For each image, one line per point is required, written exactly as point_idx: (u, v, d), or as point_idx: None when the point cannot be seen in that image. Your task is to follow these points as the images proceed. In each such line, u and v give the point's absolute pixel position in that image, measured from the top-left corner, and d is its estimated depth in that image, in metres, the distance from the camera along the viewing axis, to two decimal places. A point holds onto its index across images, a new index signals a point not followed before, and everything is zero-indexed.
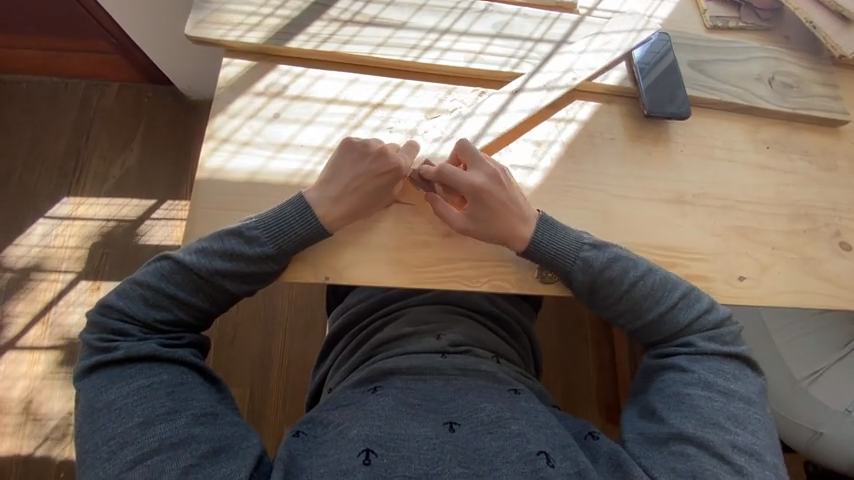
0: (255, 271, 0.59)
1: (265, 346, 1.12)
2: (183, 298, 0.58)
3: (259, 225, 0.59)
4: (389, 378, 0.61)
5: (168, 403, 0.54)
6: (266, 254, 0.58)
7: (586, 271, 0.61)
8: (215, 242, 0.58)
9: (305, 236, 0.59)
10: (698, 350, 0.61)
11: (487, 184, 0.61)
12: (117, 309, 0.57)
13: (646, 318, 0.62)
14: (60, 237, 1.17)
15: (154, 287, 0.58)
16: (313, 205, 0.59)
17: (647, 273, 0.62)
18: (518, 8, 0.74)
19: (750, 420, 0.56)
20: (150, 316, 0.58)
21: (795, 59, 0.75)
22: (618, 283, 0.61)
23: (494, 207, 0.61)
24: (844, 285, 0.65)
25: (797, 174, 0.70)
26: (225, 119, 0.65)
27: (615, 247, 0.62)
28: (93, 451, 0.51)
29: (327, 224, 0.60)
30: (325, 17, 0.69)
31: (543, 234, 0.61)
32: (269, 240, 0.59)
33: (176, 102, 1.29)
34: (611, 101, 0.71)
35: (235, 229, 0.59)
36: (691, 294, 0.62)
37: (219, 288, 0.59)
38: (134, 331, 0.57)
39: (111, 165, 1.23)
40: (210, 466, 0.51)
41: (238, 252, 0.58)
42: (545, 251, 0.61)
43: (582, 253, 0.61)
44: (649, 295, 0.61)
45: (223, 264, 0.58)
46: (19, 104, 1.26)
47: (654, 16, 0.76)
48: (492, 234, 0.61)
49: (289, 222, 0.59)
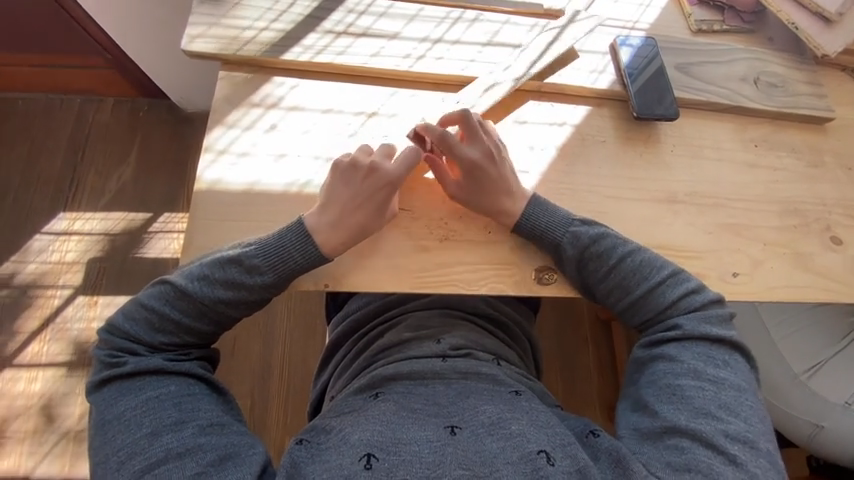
0: (255, 298, 0.60)
1: (264, 358, 1.12)
2: (186, 324, 0.59)
3: (259, 254, 0.59)
4: (390, 384, 0.61)
5: (176, 414, 0.54)
6: (267, 283, 0.59)
7: (574, 243, 0.62)
8: (217, 270, 0.58)
9: (305, 263, 0.59)
10: (686, 332, 0.60)
11: (480, 161, 0.63)
12: (123, 330, 0.58)
13: (634, 294, 0.63)
14: (58, 253, 1.17)
15: (159, 312, 0.58)
16: (310, 228, 0.59)
17: (635, 250, 0.63)
18: (507, 17, 0.75)
19: (741, 409, 0.56)
20: (156, 340, 0.58)
21: (779, 59, 0.77)
22: (606, 258, 0.63)
23: (485, 183, 0.63)
24: (835, 278, 0.67)
25: (785, 171, 0.72)
26: (223, 131, 0.65)
27: (604, 226, 0.65)
28: (104, 463, 0.52)
29: (328, 250, 0.60)
30: (319, 29, 0.71)
31: (535, 210, 0.63)
32: (270, 269, 0.59)
33: (171, 116, 1.30)
34: (602, 104, 0.72)
35: (235, 257, 0.58)
36: (677, 274, 0.63)
37: (222, 314, 0.59)
38: (141, 350, 0.57)
39: (108, 179, 1.24)
40: (217, 473, 0.51)
41: (240, 281, 0.58)
42: (535, 224, 0.63)
43: (571, 227, 0.63)
44: (637, 271, 0.63)
45: (227, 294, 0.58)
46: (14, 121, 1.27)
47: (641, 22, 0.77)
48: (483, 208, 0.63)
49: (288, 247, 0.59)
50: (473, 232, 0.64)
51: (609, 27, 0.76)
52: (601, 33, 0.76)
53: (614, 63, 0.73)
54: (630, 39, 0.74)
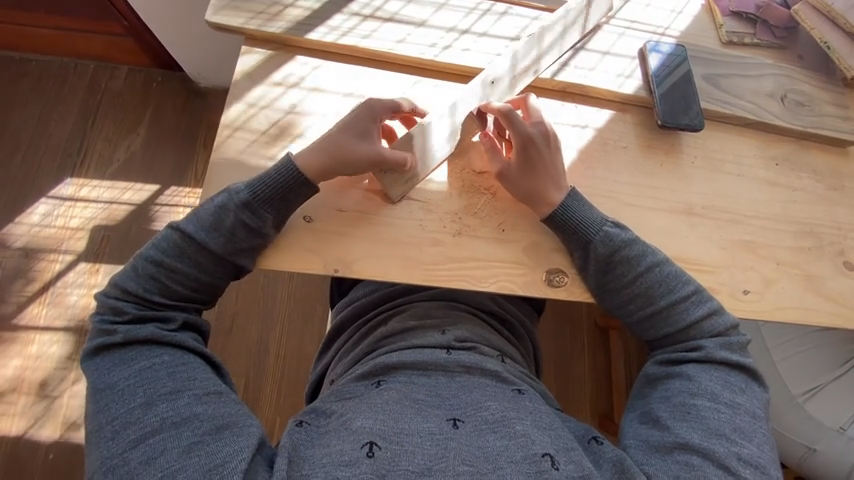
0: (234, 222, 0.57)
1: (263, 338, 1.12)
2: (166, 263, 0.58)
3: (243, 182, 0.59)
4: (393, 373, 0.60)
5: (170, 383, 0.53)
6: (244, 199, 0.57)
7: (606, 243, 0.61)
8: (204, 204, 0.59)
9: (287, 181, 0.58)
10: (708, 355, 0.60)
11: (536, 139, 0.64)
12: (114, 286, 0.58)
13: (655, 307, 0.62)
14: (62, 217, 1.16)
15: (144, 256, 0.58)
16: (292, 156, 0.60)
17: (662, 261, 0.62)
18: (537, 13, 0.74)
19: (754, 434, 0.56)
20: (140, 285, 0.57)
21: (807, 78, 0.76)
22: (634, 264, 0.62)
23: (537, 166, 0.64)
24: (846, 304, 0.66)
25: (804, 192, 0.71)
26: (243, 107, 0.64)
27: (634, 233, 0.64)
28: (98, 430, 0.51)
29: (310, 174, 0.59)
30: (346, 11, 0.69)
31: (573, 205, 0.63)
32: (249, 187, 0.58)
33: (186, 89, 1.29)
34: (625, 109, 0.71)
35: (222, 189, 0.60)
36: (699, 292, 0.62)
37: (203, 250, 0.58)
38: (128, 309, 0.57)
39: (117, 147, 1.23)
40: (214, 442, 0.50)
41: (220, 204, 0.58)
42: (569, 217, 0.62)
43: (605, 227, 0.62)
44: (663, 283, 0.62)
45: (206, 218, 0.58)
46: (28, 81, 1.26)
47: (671, 28, 0.76)
48: (525, 191, 0.63)
49: (270, 172, 0.59)
50: (487, 229, 0.63)
51: (640, 32, 0.75)
52: (632, 37, 0.74)
53: (642, 67, 0.72)
54: (661, 45, 0.73)
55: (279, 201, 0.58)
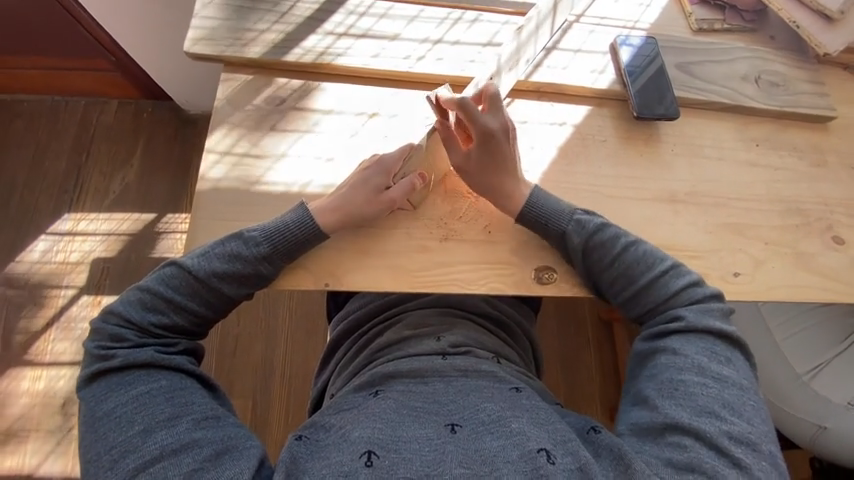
0: (249, 272, 0.59)
1: (266, 358, 1.13)
2: (178, 302, 0.59)
3: (258, 229, 0.60)
4: (390, 382, 0.61)
5: (169, 408, 0.54)
6: (262, 255, 0.59)
7: (580, 230, 0.63)
8: (217, 246, 0.60)
9: (302, 236, 0.60)
10: (689, 324, 0.60)
11: (497, 133, 0.63)
12: (117, 314, 0.59)
13: (637, 285, 0.63)
14: (62, 253, 1.18)
15: (152, 290, 0.59)
16: (308, 208, 0.61)
17: (636, 242, 0.64)
18: (507, 18, 0.75)
19: (744, 409, 0.56)
20: (147, 319, 0.59)
21: (780, 58, 0.77)
22: (611, 247, 0.63)
23: (498, 162, 0.64)
24: (837, 278, 0.66)
25: (786, 170, 0.72)
26: (225, 132, 0.66)
27: (602, 216, 0.65)
28: (96, 460, 0.52)
29: (322, 225, 0.60)
30: (320, 31, 0.71)
31: (536, 198, 0.63)
32: (265, 240, 0.59)
33: (175, 118, 1.31)
34: (601, 104, 0.72)
35: (236, 232, 0.60)
36: (677, 267, 0.63)
37: (216, 291, 0.60)
38: (130, 336, 0.58)
39: (111, 180, 1.25)
40: (213, 468, 0.51)
41: (236, 253, 0.59)
42: (536, 212, 0.63)
43: (575, 215, 0.63)
44: (640, 262, 0.63)
45: (223, 263, 0.59)
46: (20, 122, 1.28)
47: (641, 21, 0.77)
48: (485, 188, 0.64)
49: (285, 224, 0.60)
50: (472, 232, 0.64)
51: (610, 27, 0.76)
52: (602, 33, 0.76)
53: (614, 61, 0.73)
54: (631, 38, 0.74)
55: (293, 252, 0.60)
